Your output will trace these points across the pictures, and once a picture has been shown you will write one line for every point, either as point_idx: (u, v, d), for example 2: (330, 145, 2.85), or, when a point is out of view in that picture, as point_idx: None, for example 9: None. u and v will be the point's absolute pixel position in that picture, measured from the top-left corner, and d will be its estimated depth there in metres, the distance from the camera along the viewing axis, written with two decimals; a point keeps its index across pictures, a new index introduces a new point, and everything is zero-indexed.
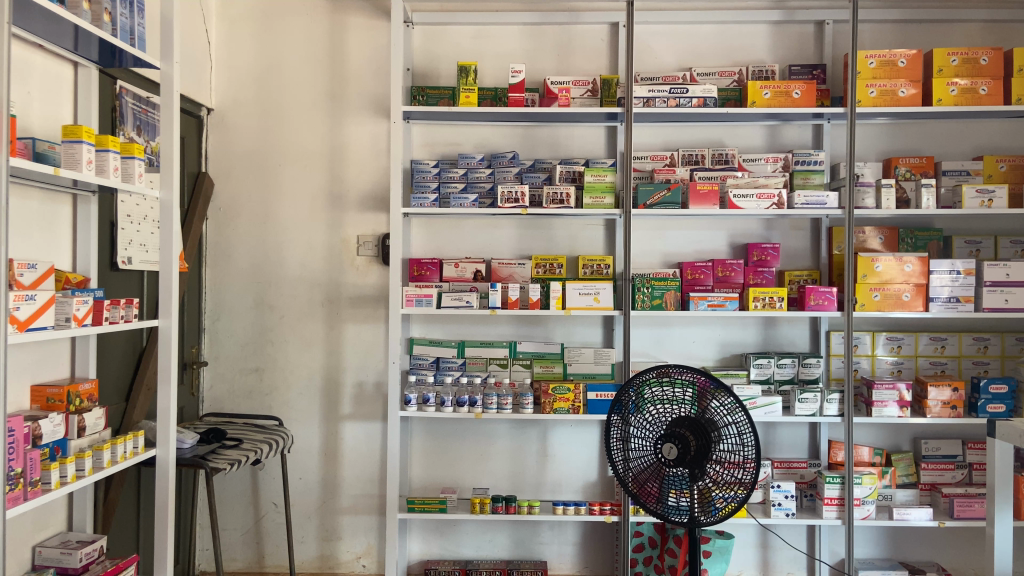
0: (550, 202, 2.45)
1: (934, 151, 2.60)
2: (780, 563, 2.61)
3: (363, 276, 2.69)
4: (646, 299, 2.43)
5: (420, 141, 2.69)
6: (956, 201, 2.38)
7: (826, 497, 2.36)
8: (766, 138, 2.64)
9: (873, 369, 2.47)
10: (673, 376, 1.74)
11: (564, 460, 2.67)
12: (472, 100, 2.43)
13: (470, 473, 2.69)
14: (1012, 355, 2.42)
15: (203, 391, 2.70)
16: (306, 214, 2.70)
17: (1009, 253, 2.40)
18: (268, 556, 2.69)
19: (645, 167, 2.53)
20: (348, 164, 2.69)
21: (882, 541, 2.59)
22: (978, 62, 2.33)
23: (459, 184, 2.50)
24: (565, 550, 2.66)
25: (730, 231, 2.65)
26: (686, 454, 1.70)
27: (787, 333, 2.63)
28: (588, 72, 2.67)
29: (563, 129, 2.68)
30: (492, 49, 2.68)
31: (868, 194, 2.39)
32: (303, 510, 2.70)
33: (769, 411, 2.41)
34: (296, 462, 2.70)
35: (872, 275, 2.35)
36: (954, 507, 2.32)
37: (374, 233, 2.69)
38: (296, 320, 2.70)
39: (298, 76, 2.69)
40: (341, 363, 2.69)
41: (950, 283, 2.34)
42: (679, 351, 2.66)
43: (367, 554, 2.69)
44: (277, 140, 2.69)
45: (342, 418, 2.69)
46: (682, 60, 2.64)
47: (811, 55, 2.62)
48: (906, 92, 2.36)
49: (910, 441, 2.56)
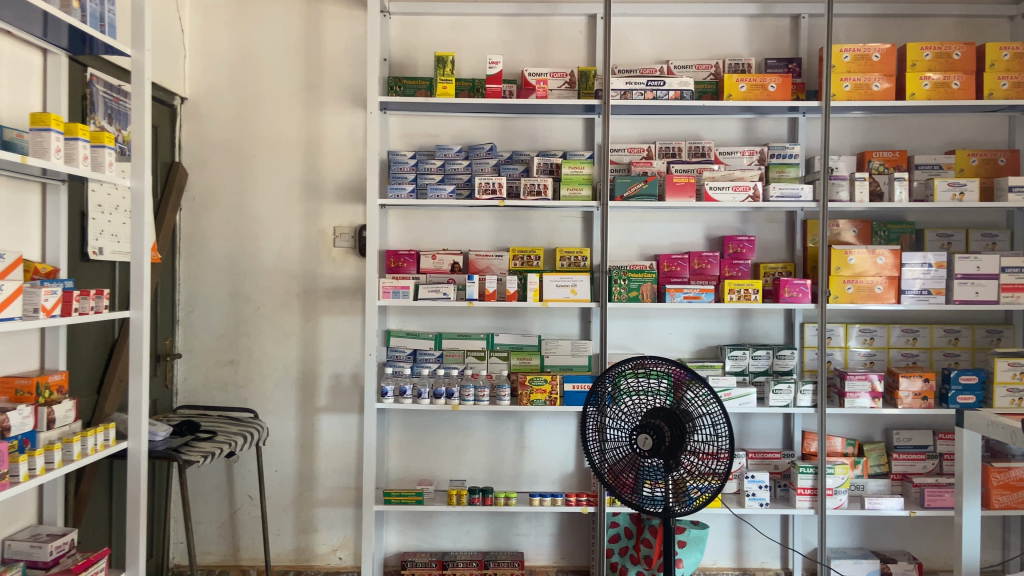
0: (527, 194, 2.45)
1: (907, 145, 2.63)
2: (754, 553, 2.63)
3: (339, 267, 2.68)
4: (623, 291, 2.45)
5: (398, 132, 2.67)
6: (928, 193, 2.41)
7: (800, 487, 2.39)
8: (742, 132, 2.65)
9: (847, 361, 2.50)
10: (649, 367, 1.76)
11: (541, 452, 2.68)
12: (449, 91, 2.43)
13: (448, 465, 2.68)
14: (983, 346, 2.47)
15: (177, 383, 2.67)
16: (283, 205, 2.67)
17: (979, 246, 2.47)
18: (243, 549, 2.68)
19: (623, 160, 2.54)
20: (325, 155, 2.67)
21: (855, 531, 2.62)
22: (951, 57, 2.37)
23: (437, 176, 2.50)
24: (542, 541, 2.66)
25: (707, 223, 2.66)
26: (661, 444, 1.71)
27: (762, 324, 2.65)
28: (566, 64, 2.67)
29: (542, 120, 2.68)
30: (470, 39, 2.67)
31: (842, 188, 2.41)
32: (278, 503, 2.68)
33: (744, 402, 2.42)
34: (272, 455, 2.68)
35: (845, 268, 2.37)
36: (925, 497, 2.35)
37: (352, 224, 2.67)
38: (273, 312, 2.68)
39: (274, 65, 2.66)
40: (318, 355, 2.68)
41: (922, 276, 2.36)
42: (656, 343, 2.67)
43: (344, 547, 2.69)
44: (252, 130, 2.67)
45: (319, 410, 2.68)
46: (659, 53, 2.65)
47: (787, 48, 2.63)
48: (880, 87, 2.37)
49: (882, 431, 2.60)
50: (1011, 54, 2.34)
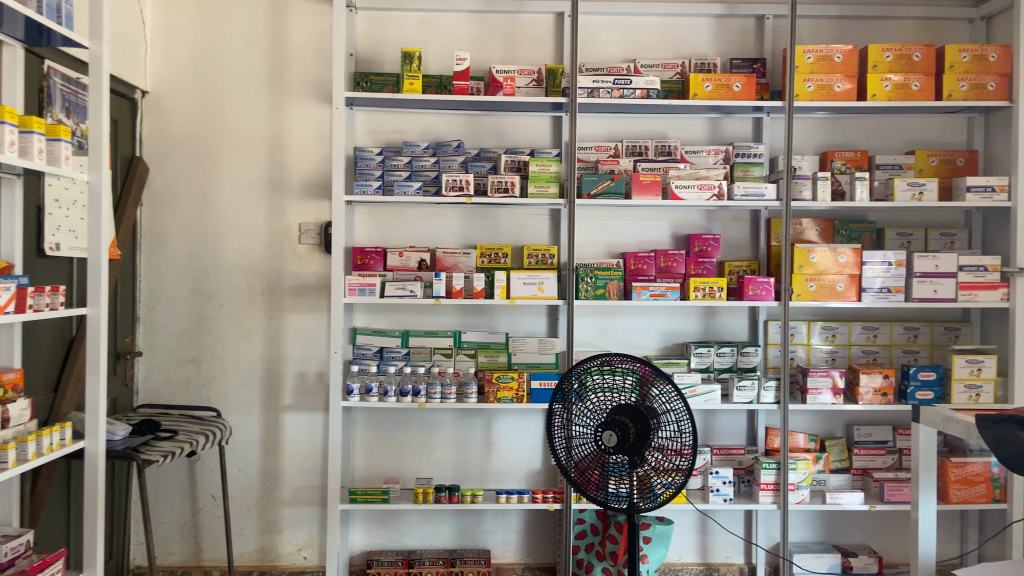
0: (495, 191, 2.46)
1: (869, 145, 2.67)
2: (718, 548, 2.66)
3: (305, 264, 2.65)
4: (590, 288, 2.46)
5: (365, 128, 2.65)
6: (888, 193, 2.45)
7: (763, 483, 2.41)
8: (707, 131, 2.67)
9: (809, 358, 2.54)
10: (615, 364, 1.77)
11: (508, 449, 2.68)
12: (416, 86, 2.43)
13: (414, 463, 2.67)
14: (941, 344, 2.52)
15: (138, 382, 2.63)
16: (246, 201, 2.64)
17: (938, 245, 2.52)
18: (206, 549, 2.64)
19: (590, 158, 2.55)
20: (289, 151, 2.64)
21: (816, 525, 2.66)
22: (912, 59, 2.40)
23: (404, 173, 2.49)
24: (509, 538, 2.66)
25: (673, 222, 2.68)
26: (626, 441, 1.72)
27: (727, 322, 2.68)
28: (533, 61, 2.67)
29: (509, 118, 2.68)
30: (437, 36, 2.66)
31: (805, 187, 2.43)
32: (242, 503, 2.65)
33: (708, 398, 2.45)
34: (235, 454, 2.65)
35: (808, 266, 2.41)
36: (885, 491, 2.40)
37: (317, 221, 2.64)
38: (236, 310, 2.65)
39: (238, 60, 2.63)
40: (283, 353, 2.65)
41: (882, 274, 2.41)
42: (623, 340, 2.68)
43: (308, 546, 2.66)
44: (215, 125, 2.63)
45: (283, 408, 2.65)
46: (627, 52, 2.66)
47: (752, 49, 2.66)
48: (843, 87, 2.41)
49: (844, 427, 2.64)
50: (970, 56, 2.39)
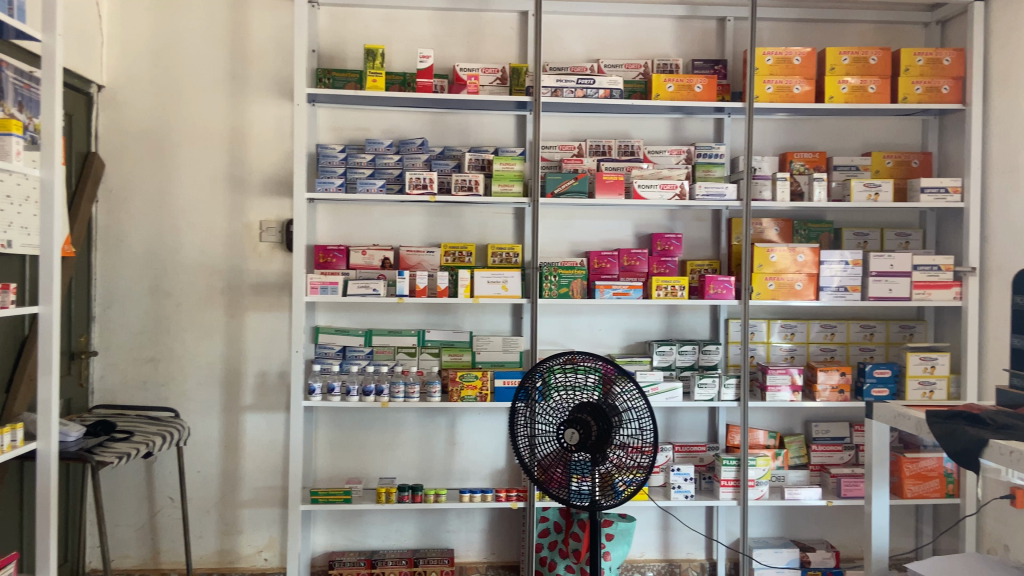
0: (459, 189, 2.45)
1: (826, 146, 2.71)
2: (680, 544, 2.69)
3: (266, 262, 2.61)
4: (554, 287, 2.47)
5: (327, 125, 2.63)
6: (845, 194, 2.49)
7: (723, 479, 2.44)
8: (670, 131, 2.70)
9: (769, 356, 2.57)
10: (578, 362, 1.78)
11: (472, 448, 2.68)
12: (379, 83, 2.41)
13: (377, 463, 2.66)
14: (896, 341, 2.57)
15: (93, 382, 2.57)
16: (206, 198, 2.60)
17: (893, 245, 2.57)
18: (164, 552, 2.60)
19: (554, 157, 2.56)
20: (250, 147, 2.60)
21: (775, 521, 2.70)
22: (868, 62, 2.45)
23: (367, 170, 2.47)
24: (473, 537, 2.66)
25: (636, 221, 2.70)
26: (588, 439, 1.73)
27: (689, 320, 2.71)
28: (497, 59, 2.66)
29: (473, 116, 2.67)
30: (401, 33, 2.64)
31: (765, 187, 2.47)
32: (201, 504, 2.61)
33: (670, 396, 2.47)
34: (194, 455, 2.61)
35: (767, 265, 2.44)
36: (841, 487, 2.44)
37: (279, 219, 2.61)
38: (195, 309, 2.61)
39: (197, 55, 2.58)
40: (242, 352, 2.62)
41: (839, 273, 2.45)
42: (587, 339, 2.69)
43: (269, 548, 2.63)
44: (173, 121, 2.59)
45: (243, 408, 2.62)
46: (590, 52, 2.67)
47: (713, 50, 2.69)
48: (801, 89, 2.45)
49: (802, 424, 2.69)
50: (925, 59, 2.44)
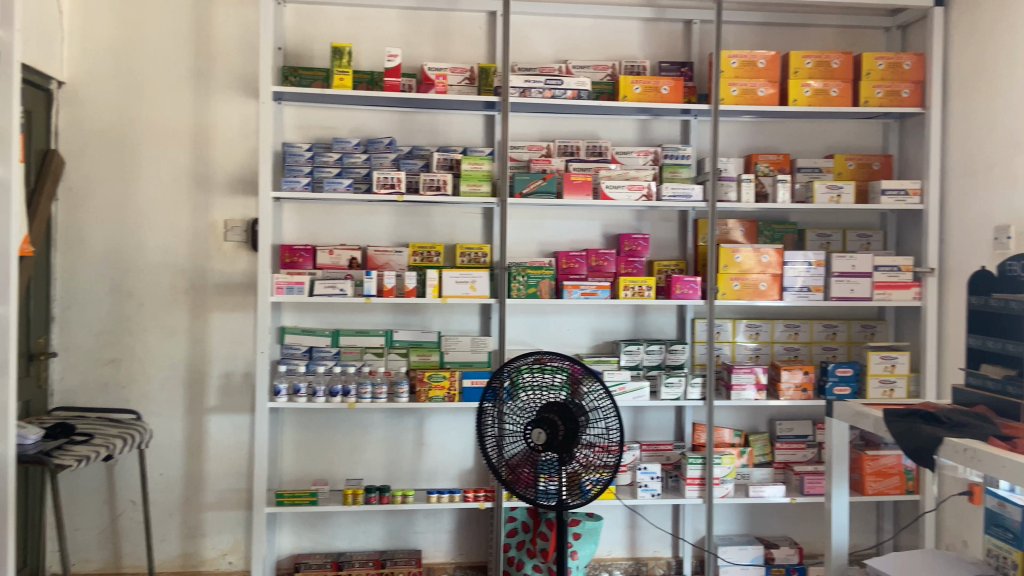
0: (427, 189, 2.44)
1: (790, 148, 2.75)
2: (646, 543, 2.71)
3: (231, 262, 2.58)
4: (522, 287, 2.47)
5: (294, 123, 2.60)
6: (808, 196, 2.53)
7: (689, 477, 2.46)
8: (637, 132, 2.72)
9: (734, 355, 2.61)
10: (546, 363, 1.79)
11: (440, 448, 2.67)
12: (346, 82, 2.39)
13: (344, 464, 2.64)
14: (858, 341, 2.62)
15: (53, 383, 2.52)
16: (169, 197, 2.56)
17: (855, 246, 2.62)
18: (125, 557, 2.55)
19: (522, 157, 2.56)
20: (215, 145, 2.57)
21: (740, 518, 2.73)
22: (830, 66, 2.49)
23: (334, 169, 2.44)
24: (440, 538, 2.65)
25: (604, 221, 2.71)
26: (554, 438, 1.74)
27: (656, 320, 2.73)
28: (466, 59, 2.66)
29: (441, 116, 2.66)
30: (369, 31, 2.62)
31: (730, 188, 2.50)
32: (164, 507, 2.57)
33: (637, 395, 2.49)
34: (157, 457, 2.57)
35: (733, 265, 2.47)
36: (805, 484, 2.48)
37: (243, 218, 2.58)
38: (158, 309, 2.57)
39: (160, 51, 2.54)
40: (207, 353, 2.58)
41: (803, 274, 2.49)
42: (555, 339, 2.70)
43: (234, 551, 2.60)
44: (136, 118, 2.54)
45: (207, 410, 2.58)
46: (558, 52, 2.68)
47: (679, 52, 2.71)
48: (765, 92, 2.48)
49: (766, 422, 2.72)
50: (885, 64, 2.49)
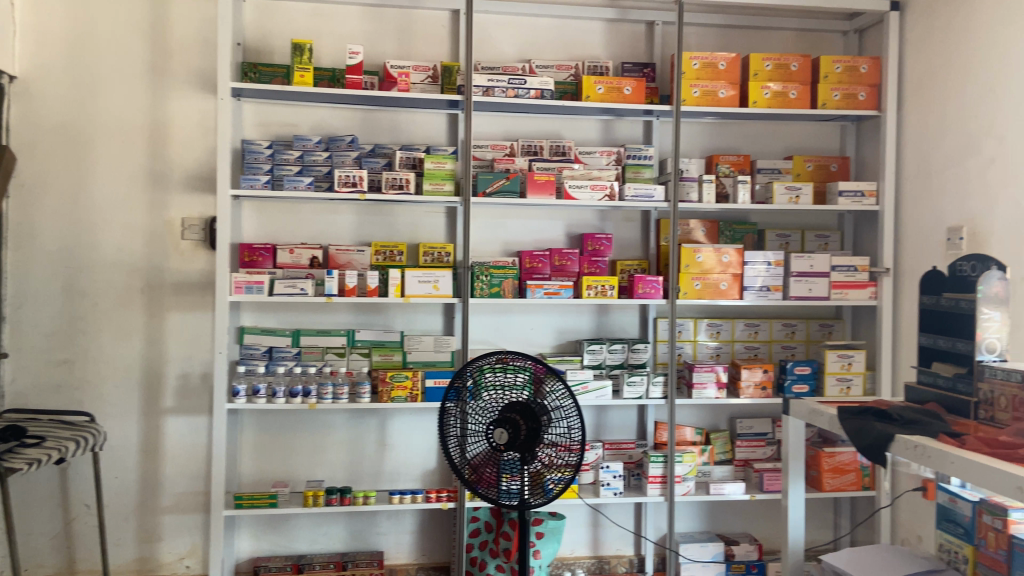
0: (389, 187, 2.42)
1: (750, 150, 2.79)
2: (609, 541, 2.72)
3: (188, 261, 2.53)
4: (485, 287, 2.46)
5: (253, 120, 2.57)
6: (768, 197, 2.56)
7: (651, 475, 2.48)
8: (600, 132, 2.73)
9: (696, 354, 2.63)
10: (510, 362, 1.78)
11: (403, 449, 2.65)
12: (306, 79, 2.36)
13: (305, 465, 2.61)
14: (816, 339, 2.67)
15: (3, 385, 2.45)
16: (125, 194, 2.51)
17: (813, 246, 2.66)
18: (79, 562, 2.49)
19: (486, 156, 2.55)
20: (172, 142, 2.52)
21: (701, 515, 2.76)
22: (789, 68, 2.53)
23: (294, 167, 2.41)
24: (403, 539, 2.64)
25: (567, 221, 2.72)
26: (516, 438, 1.73)
27: (619, 319, 2.74)
28: (429, 57, 2.65)
29: (404, 114, 2.65)
30: (330, 28, 2.60)
31: (692, 189, 2.52)
32: (119, 511, 2.52)
33: (599, 394, 2.50)
34: (112, 460, 2.51)
35: (694, 265, 2.49)
36: (763, 482, 2.51)
37: (201, 216, 2.53)
38: (113, 309, 2.51)
39: (116, 46, 2.49)
40: (163, 354, 2.53)
41: (763, 273, 2.52)
42: (518, 338, 2.70)
43: (191, 555, 2.55)
44: (90, 114, 2.48)
45: (164, 411, 2.53)
46: (521, 52, 2.68)
47: (642, 53, 2.73)
48: (726, 94, 2.51)
49: (727, 420, 2.75)
50: (842, 67, 2.53)
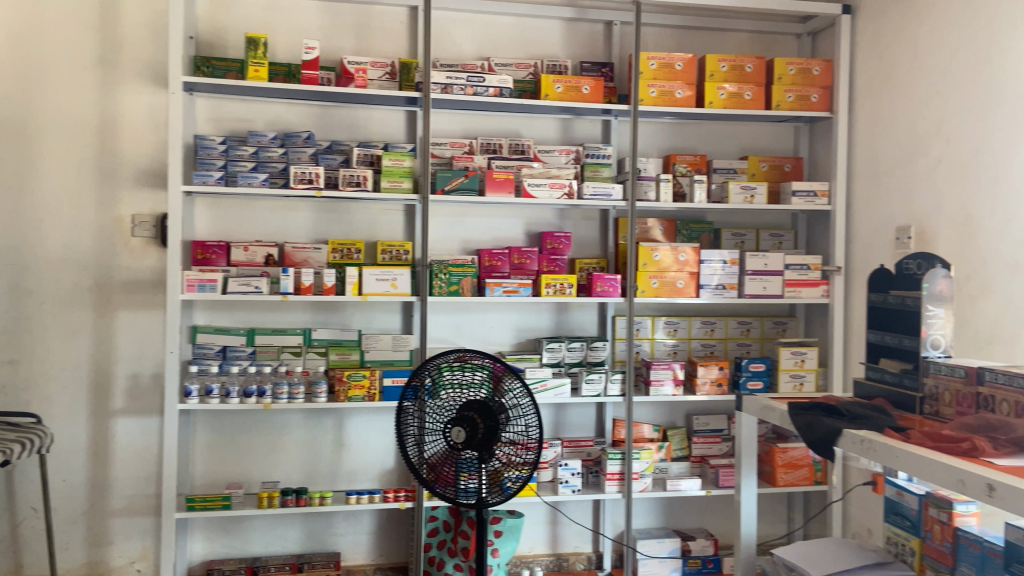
0: (346, 184, 2.39)
1: (707, 150, 2.82)
2: (568, 539, 2.73)
3: (139, 258, 2.48)
4: (444, 285, 2.45)
5: (206, 115, 2.51)
6: (724, 196, 2.60)
7: (609, 473, 2.49)
8: (559, 131, 2.73)
9: (653, 352, 2.66)
10: (469, 360, 1.77)
11: (360, 449, 2.63)
12: (261, 74, 2.33)
13: (261, 466, 2.57)
14: (770, 337, 2.71)
15: None
16: (73, 189, 2.44)
17: (768, 245, 2.70)
18: (24, 567, 2.42)
19: (444, 154, 2.54)
20: (122, 136, 2.46)
21: (659, 512, 2.78)
22: (744, 70, 2.56)
23: (249, 163, 2.38)
24: (360, 539, 2.61)
25: (526, 219, 2.72)
26: (475, 437, 1.72)
27: (578, 318, 2.75)
28: (387, 53, 2.62)
29: (361, 110, 2.62)
30: (285, 22, 2.56)
31: (649, 188, 2.54)
32: (67, 515, 2.45)
33: (558, 392, 2.50)
34: (60, 463, 2.44)
35: (651, 264, 2.51)
36: (719, 477, 2.55)
37: (152, 212, 2.48)
38: (60, 307, 2.44)
39: (63, 37, 2.42)
40: (113, 353, 2.47)
41: (718, 272, 2.55)
42: (477, 337, 2.69)
43: (143, 558, 2.50)
44: (36, 107, 2.41)
45: (114, 412, 2.47)
46: (480, 49, 2.67)
47: (600, 53, 2.74)
48: (682, 94, 2.53)
49: (684, 417, 2.78)
50: (795, 69, 2.58)
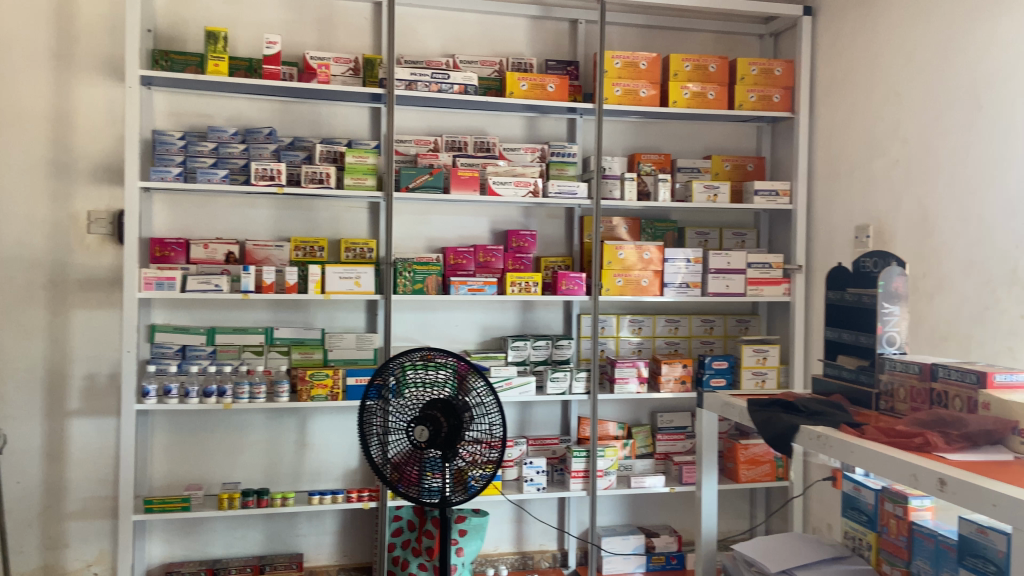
0: (309, 181, 2.36)
1: (671, 149, 2.84)
2: (533, 537, 2.73)
3: (95, 256, 2.42)
4: (408, 283, 2.44)
5: (165, 110, 2.47)
6: (687, 195, 2.61)
7: (574, 471, 2.50)
8: (524, 129, 2.73)
9: (618, 349, 2.67)
10: (434, 359, 1.76)
11: (324, 448, 2.60)
12: (221, 68, 2.28)
13: (222, 467, 2.53)
14: (733, 334, 2.74)
15: None
16: (26, 185, 2.37)
17: (731, 244, 2.73)
18: None
19: (409, 151, 2.52)
20: (78, 131, 2.40)
21: (624, 509, 2.80)
22: (708, 69, 2.58)
23: (209, 159, 2.33)
24: (323, 540, 2.59)
25: (491, 217, 2.72)
26: (438, 435, 1.71)
27: (543, 316, 2.75)
28: (351, 49, 2.60)
29: (325, 106, 2.59)
30: (247, 16, 2.52)
31: (614, 186, 2.55)
32: (21, 518, 2.39)
33: (523, 390, 2.50)
34: (13, 465, 2.38)
35: (616, 262, 2.52)
36: (683, 474, 2.57)
37: (109, 209, 2.43)
38: (12, 306, 2.37)
39: (16, 28, 2.35)
40: (68, 353, 2.41)
41: (682, 271, 2.57)
42: (442, 335, 2.68)
43: (99, 561, 2.44)
44: None
45: (69, 413, 2.41)
46: (445, 46, 2.65)
47: (565, 51, 2.74)
48: (647, 93, 2.54)
49: (649, 415, 2.80)
50: (758, 69, 2.60)
